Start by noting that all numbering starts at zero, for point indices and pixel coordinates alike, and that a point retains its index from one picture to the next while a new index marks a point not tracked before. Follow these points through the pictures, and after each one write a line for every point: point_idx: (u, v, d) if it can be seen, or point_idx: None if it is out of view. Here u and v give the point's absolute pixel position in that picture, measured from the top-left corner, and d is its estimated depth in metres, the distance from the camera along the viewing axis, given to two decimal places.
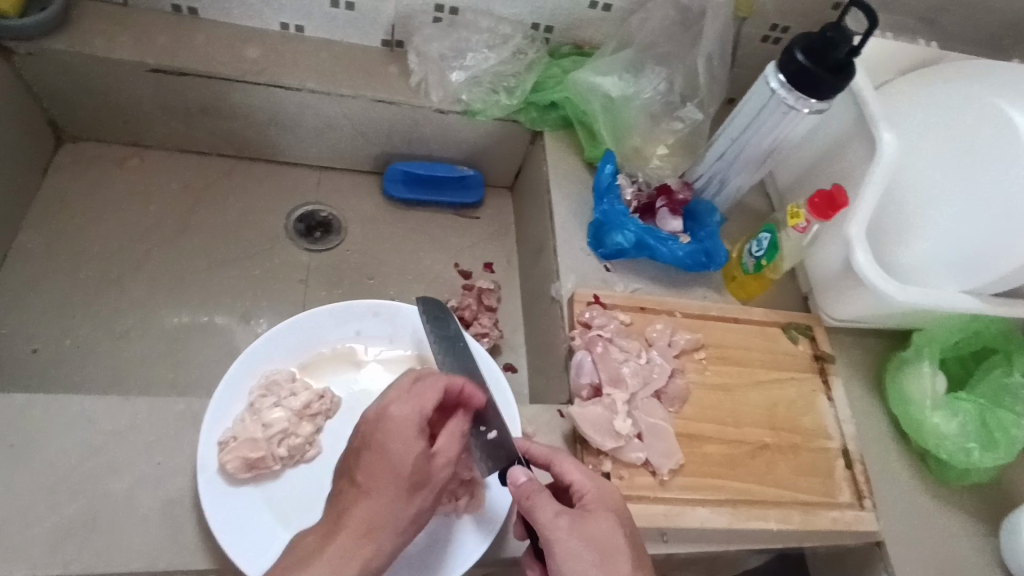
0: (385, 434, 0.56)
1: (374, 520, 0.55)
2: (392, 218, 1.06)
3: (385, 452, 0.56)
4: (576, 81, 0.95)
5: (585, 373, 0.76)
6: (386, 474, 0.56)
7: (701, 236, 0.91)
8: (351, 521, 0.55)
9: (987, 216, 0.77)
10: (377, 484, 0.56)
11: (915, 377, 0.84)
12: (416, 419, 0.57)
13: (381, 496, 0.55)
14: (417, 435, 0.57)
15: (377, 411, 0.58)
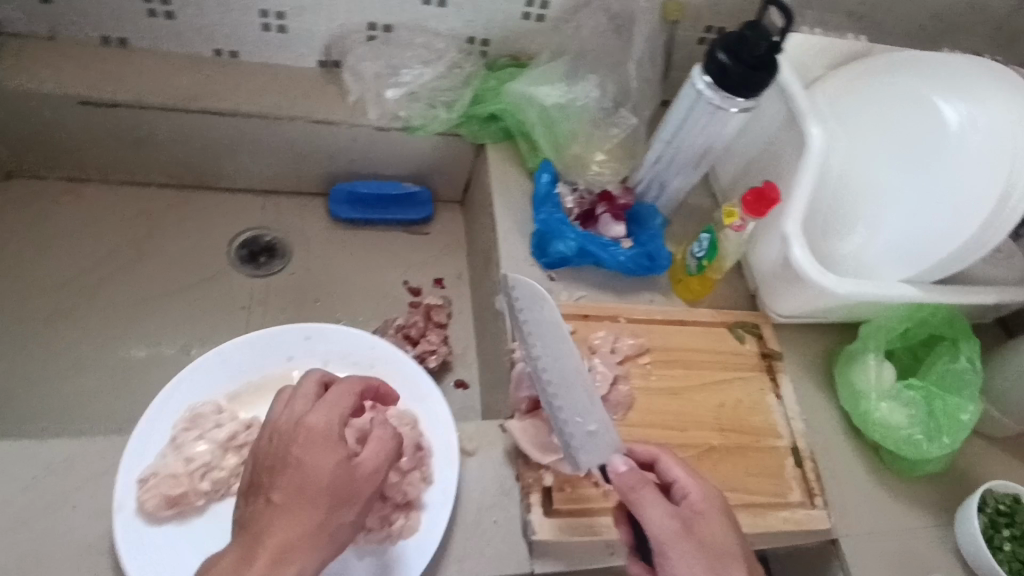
0: (299, 442, 0.54)
1: (285, 535, 0.51)
2: (338, 239, 1.04)
3: (298, 459, 0.54)
4: (512, 92, 0.94)
5: (525, 386, 0.74)
6: (300, 482, 0.53)
7: (643, 240, 0.90)
8: (264, 534, 0.51)
9: (922, 211, 0.77)
10: (296, 493, 0.52)
11: (863, 368, 0.83)
12: (327, 425, 0.56)
13: (288, 512, 0.52)
14: (326, 444, 0.55)
15: (292, 422, 0.56)
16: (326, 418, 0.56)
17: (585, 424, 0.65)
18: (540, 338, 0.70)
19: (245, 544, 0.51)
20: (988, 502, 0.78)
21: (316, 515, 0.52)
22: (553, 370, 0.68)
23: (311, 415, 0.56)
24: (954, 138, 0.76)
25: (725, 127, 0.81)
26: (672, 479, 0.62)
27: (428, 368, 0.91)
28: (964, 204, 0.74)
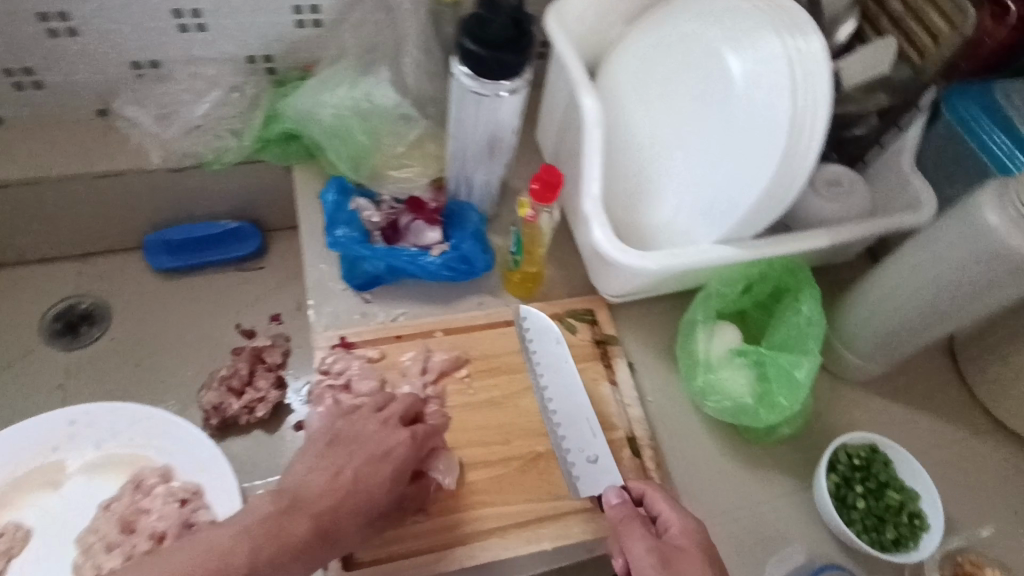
0: (346, 447, 0.64)
1: (334, 519, 0.59)
2: (161, 293, 0.98)
3: (360, 469, 0.62)
4: (296, 106, 0.86)
5: (314, 431, 0.71)
6: (354, 487, 0.61)
7: (457, 242, 0.83)
8: (287, 510, 0.58)
9: (717, 169, 0.71)
10: (348, 496, 0.61)
11: (695, 341, 0.78)
12: (411, 441, 0.66)
13: (352, 501, 0.61)
14: (398, 465, 0.64)
15: (352, 425, 0.66)
16: (409, 436, 0.66)
17: (586, 453, 0.72)
18: (548, 369, 0.76)
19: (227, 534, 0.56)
20: (840, 459, 0.74)
21: (353, 513, 0.60)
22: (559, 402, 0.74)
23: (370, 429, 0.65)
24: (735, 85, 0.69)
25: (504, 113, 0.73)
26: (657, 514, 0.65)
27: (258, 416, 0.87)
28: (753, 158, 0.68)
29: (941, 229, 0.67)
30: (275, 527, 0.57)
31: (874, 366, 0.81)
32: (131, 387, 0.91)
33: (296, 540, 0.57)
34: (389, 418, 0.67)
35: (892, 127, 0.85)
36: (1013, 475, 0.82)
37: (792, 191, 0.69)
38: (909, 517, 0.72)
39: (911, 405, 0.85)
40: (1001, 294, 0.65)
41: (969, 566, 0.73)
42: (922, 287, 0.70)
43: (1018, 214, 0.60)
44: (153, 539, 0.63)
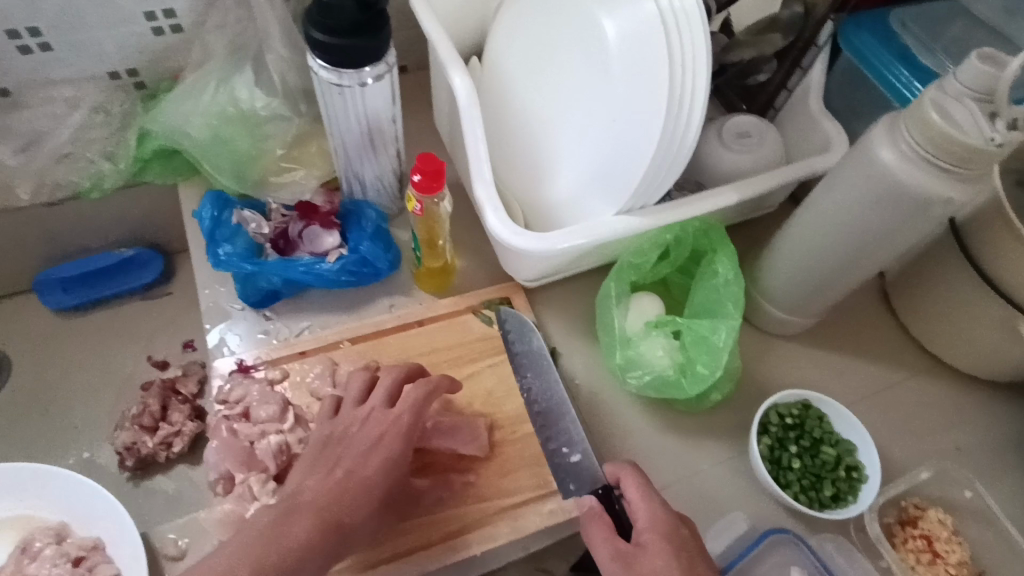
0: (339, 445, 0.62)
1: (340, 512, 0.58)
2: (64, 332, 0.96)
3: (356, 461, 0.61)
4: (163, 120, 0.81)
5: (213, 466, 0.66)
6: (354, 479, 0.60)
7: (355, 243, 0.78)
8: (294, 511, 0.57)
9: (610, 138, 0.68)
10: (349, 490, 0.59)
11: (611, 317, 0.74)
12: (399, 422, 0.63)
13: (353, 492, 0.59)
14: (393, 447, 0.62)
15: (343, 423, 0.64)
16: (395, 416, 0.63)
17: (571, 454, 0.69)
18: (529, 370, 0.74)
19: (243, 538, 0.56)
20: (772, 419, 0.70)
21: (354, 504, 0.58)
22: (542, 402, 0.72)
23: (357, 424, 0.63)
24: (611, 46, 0.64)
25: (372, 103, 0.69)
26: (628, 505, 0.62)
27: (177, 451, 0.83)
28: (639, 125, 0.64)
29: (840, 173, 0.63)
30: (280, 531, 0.55)
31: (801, 319, 0.78)
32: (43, 435, 0.89)
33: (312, 538, 0.56)
34: (372, 407, 0.64)
35: (796, 68, 0.81)
36: (961, 410, 0.78)
37: (684, 155, 0.66)
38: (846, 470, 0.69)
39: (843, 351, 0.82)
40: (906, 233, 0.62)
41: (913, 510, 0.70)
42: (828, 236, 0.66)
43: (911, 148, 0.57)
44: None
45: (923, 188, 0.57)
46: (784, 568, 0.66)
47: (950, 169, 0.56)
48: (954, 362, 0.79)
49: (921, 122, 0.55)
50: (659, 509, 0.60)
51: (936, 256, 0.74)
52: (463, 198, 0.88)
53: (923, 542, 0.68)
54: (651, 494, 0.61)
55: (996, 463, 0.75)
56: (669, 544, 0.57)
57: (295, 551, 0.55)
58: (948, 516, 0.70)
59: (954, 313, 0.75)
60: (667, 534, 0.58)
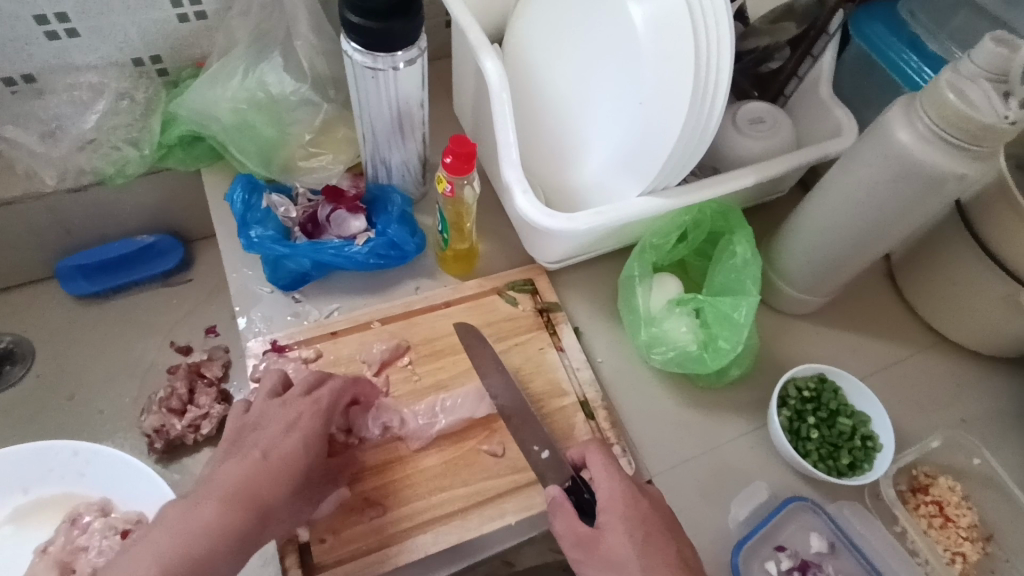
0: (252, 432, 0.61)
1: (255, 495, 0.56)
2: (85, 319, 0.97)
3: (271, 443, 0.59)
4: (190, 106, 0.82)
5: None
6: (271, 459, 0.58)
7: (383, 227, 0.79)
8: (205, 498, 0.55)
9: (634, 121, 0.70)
10: (269, 466, 0.58)
11: (635, 296, 0.77)
12: (317, 405, 0.62)
13: (270, 471, 0.57)
14: (310, 427, 0.61)
15: (256, 412, 0.63)
16: (312, 400, 0.62)
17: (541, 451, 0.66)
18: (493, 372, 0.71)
19: (168, 532, 0.54)
20: (790, 393, 0.73)
21: (270, 487, 0.57)
22: (506, 401, 0.69)
23: (268, 410, 0.62)
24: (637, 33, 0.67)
25: (404, 87, 0.71)
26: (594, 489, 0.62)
27: (205, 433, 0.85)
28: (663, 107, 0.66)
29: (857, 154, 0.66)
30: (185, 521, 0.54)
31: (815, 298, 0.81)
32: (68, 420, 0.89)
33: (224, 520, 0.54)
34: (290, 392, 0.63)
35: (807, 56, 0.83)
36: (966, 383, 0.82)
37: (707, 137, 0.68)
38: (862, 440, 0.72)
39: (853, 328, 0.85)
40: (919, 210, 0.65)
41: (924, 478, 0.73)
42: (844, 215, 0.69)
43: (927, 127, 0.60)
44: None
45: (938, 165, 0.60)
46: (804, 533, 0.70)
47: (963, 145, 0.59)
48: (956, 336, 0.83)
49: (938, 101, 0.58)
50: (618, 487, 0.61)
51: (942, 237, 0.77)
52: (487, 183, 0.90)
53: (934, 508, 0.72)
54: (612, 471, 0.62)
55: (1000, 434, 0.79)
56: (627, 524, 0.59)
57: (204, 538, 0.53)
58: (957, 483, 0.73)
59: (959, 292, 0.78)
60: (629, 513, 0.59)
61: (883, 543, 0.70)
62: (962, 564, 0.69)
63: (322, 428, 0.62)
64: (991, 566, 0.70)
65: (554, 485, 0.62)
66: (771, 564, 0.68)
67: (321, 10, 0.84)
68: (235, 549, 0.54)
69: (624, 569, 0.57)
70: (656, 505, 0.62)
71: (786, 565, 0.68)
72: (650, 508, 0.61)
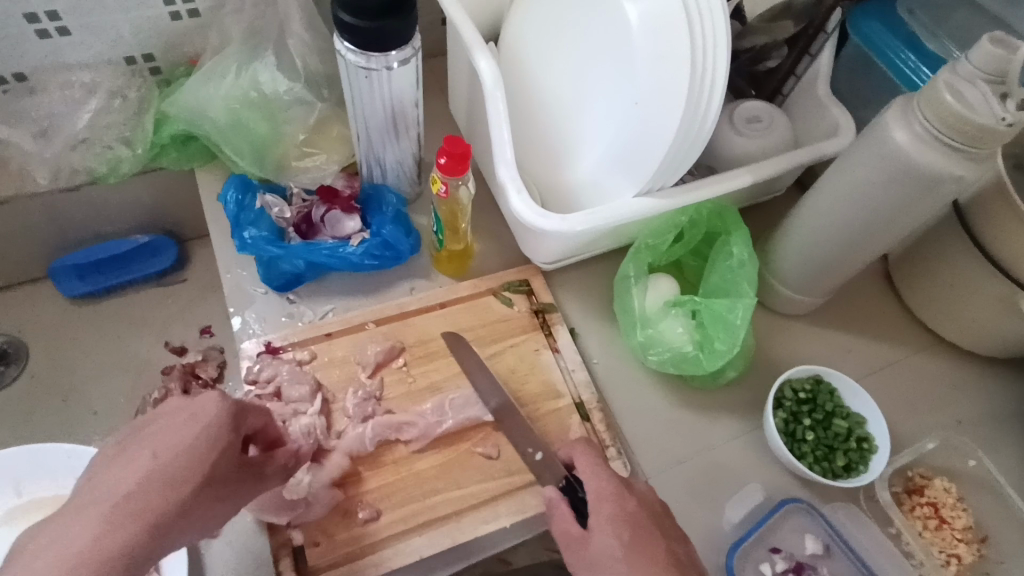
0: (155, 431, 0.55)
1: (143, 506, 0.51)
2: (79, 319, 0.96)
3: (159, 448, 0.53)
4: (184, 105, 0.82)
5: None
6: (167, 463, 0.53)
7: (377, 227, 0.79)
8: (114, 516, 0.50)
9: (629, 121, 0.70)
10: (155, 477, 0.52)
11: (630, 297, 0.76)
12: (224, 404, 0.56)
13: (155, 481, 0.52)
14: (211, 429, 0.55)
15: (155, 412, 0.57)
16: (218, 398, 0.56)
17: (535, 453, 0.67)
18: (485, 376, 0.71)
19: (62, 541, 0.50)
20: (786, 394, 0.73)
21: (163, 494, 0.51)
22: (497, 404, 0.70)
23: (165, 411, 0.57)
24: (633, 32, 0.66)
25: (398, 86, 0.70)
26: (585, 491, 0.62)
27: None
28: (658, 107, 0.66)
29: (853, 154, 0.65)
30: (63, 541, 0.48)
31: (811, 298, 0.80)
32: (63, 421, 0.89)
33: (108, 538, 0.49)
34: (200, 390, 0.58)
35: (805, 54, 0.81)
36: (963, 385, 0.81)
37: (704, 138, 0.67)
38: (857, 441, 0.71)
39: (850, 329, 0.85)
40: (915, 211, 0.65)
41: (919, 479, 0.73)
42: (838, 215, 0.69)
43: (923, 128, 0.59)
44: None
45: (934, 166, 0.60)
46: (798, 535, 0.70)
47: (959, 147, 0.58)
48: (952, 337, 0.82)
49: (934, 102, 0.57)
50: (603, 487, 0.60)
51: (939, 237, 0.76)
52: (483, 183, 0.89)
53: (930, 509, 0.72)
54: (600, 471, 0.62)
55: (996, 435, 0.78)
56: (615, 523, 0.58)
57: (80, 561, 0.47)
58: (953, 485, 0.73)
59: (956, 292, 0.77)
60: (614, 513, 0.59)
61: (878, 545, 0.70)
62: (956, 566, 0.69)
63: (229, 428, 0.56)
64: (986, 567, 0.70)
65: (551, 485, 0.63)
66: (766, 566, 0.68)
67: (315, 9, 0.83)
68: (127, 567, 0.49)
69: (611, 570, 0.56)
70: (643, 503, 0.61)
71: (781, 567, 0.68)
72: (638, 507, 0.60)
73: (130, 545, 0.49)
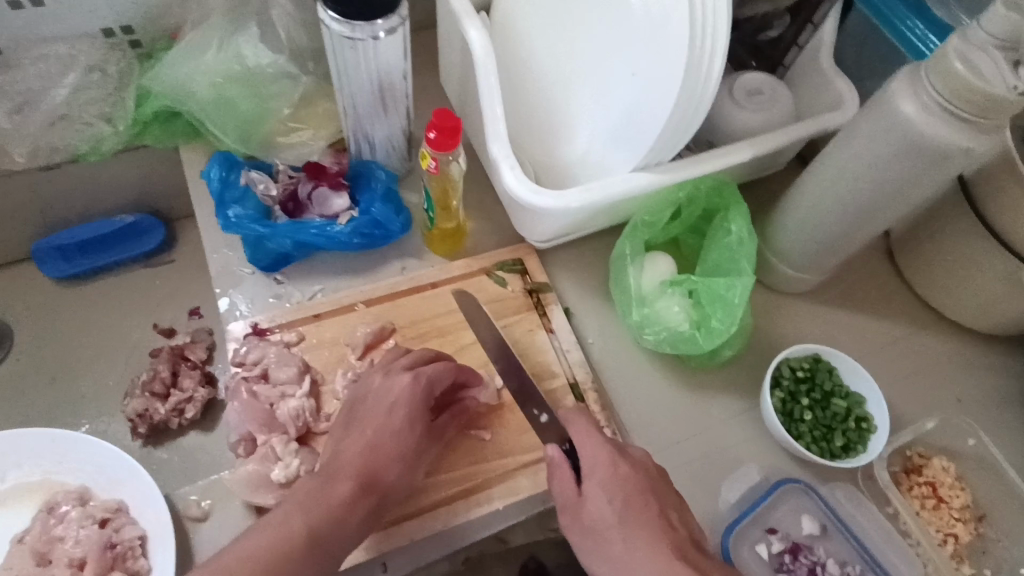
0: (359, 408, 0.62)
1: (372, 474, 0.58)
2: (67, 302, 0.94)
3: (378, 425, 0.60)
4: (166, 81, 0.79)
5: (234, 428, 0.66)
6: (379, 442, 0.59)
7: (366, 206, 0.77)
8: (325, 481, 0.57)
9: (625, 94, 0.68)
10: (382, 448, 0.59)
11: (626, 276, 0.75)
12: (417, 385, 0.62)
13: (385, 450, 0.59)
14: (412, 409, 0.61)
15: (362, 389, 0.63)
16: (411, 380, 0.61)
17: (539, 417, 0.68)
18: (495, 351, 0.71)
19: (279, 515, 0.55)
20: (784, 373, 0.72)
21: (370, 471, 0.58)
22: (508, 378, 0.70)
23: (376, 383, 0.63)
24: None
25: (386, 59, 0.68)
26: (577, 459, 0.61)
27: (190, 417, 0.83)
28: (655, 77, 0.63)
29: (858, 126, 0.63)
30: (305, 508, 0.55)
31: (811, 276, 0.79)
32: (50, 405, 0.88)
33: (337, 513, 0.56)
34: (391, 367, 0.64)
35: (807, 24, 0.80)
36: (963, 363, 0.80)
37: (702, 111, 0.63)
38: (856, 421, 0.70)
39: (849, 307, 0.83)
40: (920, 185, 0.62)
41: (917, 459, 0.72)
42: (841, 191, 0.67)
43: (931, 98, 0.57)
44: (74, 567, 0.61)
45: (943, 138, 0.57)
46: (795, 516, 0.69)
47: (970, 117, 0.56)
48: (953, 314, 0.81)
49: (944, 70, 0.55)
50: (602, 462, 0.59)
51: (942, 212, 0.74)
52: (474, 160, 0.87)
53: (928, 489, 0.71)
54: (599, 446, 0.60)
55: (996, 414, 0.78)
56: (618, 490, 0.58)
57: (332, 520, 0.55)
58: (951, 464, 0.72)
59: (959, 269, 0.76)
60: (608, 478, 0.59)
61: (876, 525, 0.69)
62: (954, 545, 0.68)
63: (423, 411, 0.62)
64: (984, 546, 0.69)
65: (553, 444, 0.61)
66: (762, 547, 0.67)
67: None
68: (361, 525, 0.57)
69: (606, 534, 0.57)
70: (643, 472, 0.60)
71: (777, 548, 0.67)
72: (639, 476, 0.60)
73: (348, 508, 0.56)
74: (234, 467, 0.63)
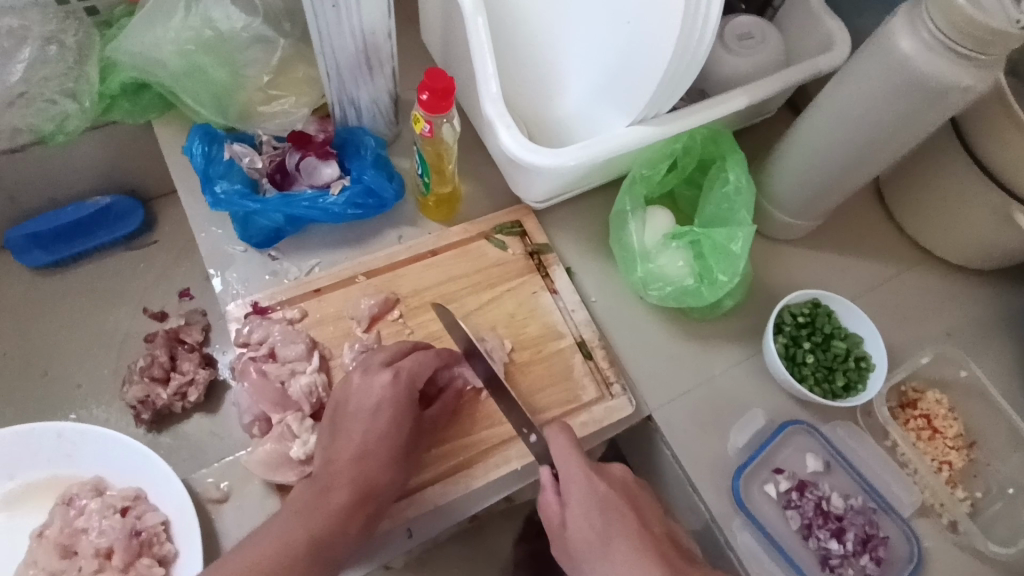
0: (345, 414, 0.61)
1: (368, 479, 0.58)
2: (48, 292, 0.91)
3: (364, 430, 0.60)
4: (129, 50, 0.74)
5: (247, 409, 0.65)
6: (369, 447, 0.59)
7: (358, 174, 0.74)
8: (322, 487, 0.58)
9: (625, 43, 0.66)
10: (370, 450, 0.59)
11: (627, 232, 0.74)
12: (398, 382, 0.61)
13: (375, 450, 0.59)
14: (397, 408, 0.60)
15: (342, 391, 0.62)
16: (391, 377, 0.61)
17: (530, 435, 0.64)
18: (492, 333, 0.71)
19: (280, 521, 0.57)
20: (786, 319, 0.73)
21: (363, 472, 0.58)
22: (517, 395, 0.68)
23: (354, 384, 0.61)
24: None
25: (368, 15, 0.64)
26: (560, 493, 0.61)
27: (194, 400, 0.82)
28: (653, 26, 0.62)
29: (858, 66, 0.62)
30: (291, 527, 0.56)
31: (806, 222, 0.79)
32: (45, 398, 0.86)
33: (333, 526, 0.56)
34: (369, 365, 0.63)
35: None
36: (951, 296, 0.83)
37: (700, 60, 0.60)
38: (856, 361, 0.72)
39: (844, 249, 0.84)
40: (920, 125, 0.62)
41: (912, 393, 0.76)
42: (839, 135, 0.66)
43: (933, 35, 0.56)
44: (101, 557, 0.62)
45: (942, 76, 0.57)
46: (800, 455, 0.72)
47: (970, 54, 0.55)
48: (943, 251, 0.83)
49: (945, 5, 0.54)
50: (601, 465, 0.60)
51: (932, 150, 0.75)
52: (464, 120, 0.84)
53: (923, 421, 0.74)
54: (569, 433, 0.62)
55: (986, 345, 0.80)
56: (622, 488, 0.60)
57: (330, 528, 0.56)
58: (944, 396, 0.76)
59: (950, 207, 0.77)
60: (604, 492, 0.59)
61: (875, 458, 0.73)
62: (948, 471, 0.72)
63: (407, 406, 0.61)
64: (975, 470, 0.73)
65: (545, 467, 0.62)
66: (770, 486, 0.70)
67: None
68: (361, 529, 0.58)
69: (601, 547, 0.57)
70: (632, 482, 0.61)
71: (785, 486, 0.70)
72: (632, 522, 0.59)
73: (342, 514, 0.57)
74: (251, 448, 0.63)
